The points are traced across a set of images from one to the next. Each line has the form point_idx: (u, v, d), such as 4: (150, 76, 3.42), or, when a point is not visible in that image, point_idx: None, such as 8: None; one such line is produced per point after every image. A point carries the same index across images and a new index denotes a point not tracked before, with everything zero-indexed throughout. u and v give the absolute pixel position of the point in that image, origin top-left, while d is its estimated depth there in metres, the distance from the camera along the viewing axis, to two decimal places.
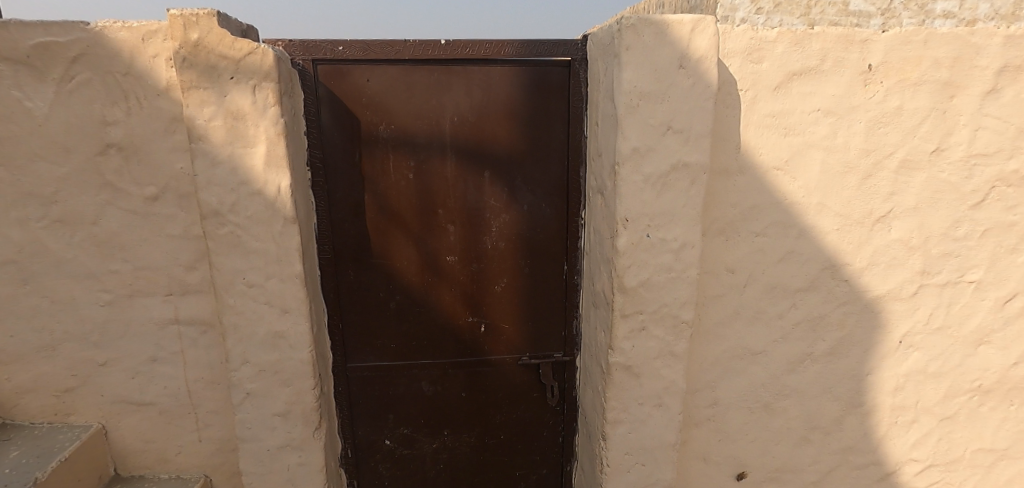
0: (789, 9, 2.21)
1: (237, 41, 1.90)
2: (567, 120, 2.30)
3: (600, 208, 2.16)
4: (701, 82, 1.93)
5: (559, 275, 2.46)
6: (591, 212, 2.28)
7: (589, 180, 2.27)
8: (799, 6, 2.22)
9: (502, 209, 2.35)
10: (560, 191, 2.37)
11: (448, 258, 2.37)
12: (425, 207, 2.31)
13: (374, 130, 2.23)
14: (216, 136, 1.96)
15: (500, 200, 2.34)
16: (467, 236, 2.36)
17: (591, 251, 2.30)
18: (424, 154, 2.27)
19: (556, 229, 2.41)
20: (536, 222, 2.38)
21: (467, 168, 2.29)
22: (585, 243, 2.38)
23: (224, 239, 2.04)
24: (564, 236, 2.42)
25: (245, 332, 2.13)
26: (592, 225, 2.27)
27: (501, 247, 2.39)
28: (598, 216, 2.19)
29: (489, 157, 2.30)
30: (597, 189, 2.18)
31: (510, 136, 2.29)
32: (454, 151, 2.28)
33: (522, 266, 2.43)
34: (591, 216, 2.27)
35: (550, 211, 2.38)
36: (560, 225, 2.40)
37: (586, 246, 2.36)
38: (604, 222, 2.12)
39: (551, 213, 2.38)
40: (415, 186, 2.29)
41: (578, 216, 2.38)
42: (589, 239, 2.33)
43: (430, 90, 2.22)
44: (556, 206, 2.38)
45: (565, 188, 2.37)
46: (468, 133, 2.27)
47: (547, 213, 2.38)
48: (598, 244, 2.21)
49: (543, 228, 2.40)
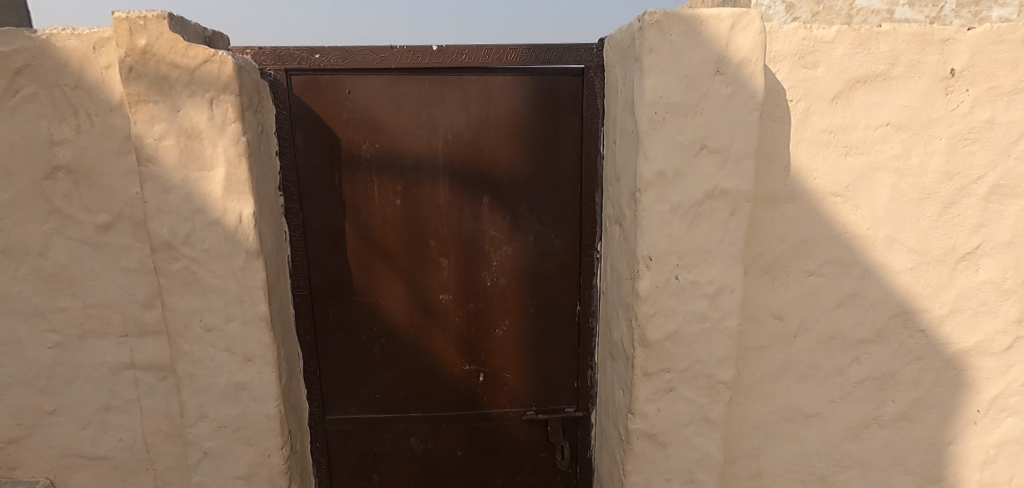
0: (828, 18, 1.93)
1: (191, 48, 1.62)
2: (579, 138, 1.98)
3: (619, 242, 1.81)
4: (744, 91, 1.56)
5: (570, 316, 2.13)
6: (608, 246, 1.94)
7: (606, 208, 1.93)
8: (838, 15, 1.93)
9: (503, 240, 2.03)
10: (571, 220, 2.04)
11: (441, 296, 2.06)
12: (414, 238, 2.01)
13: (356, 150, 1.94)
14: (167, 157, 1.68)
15: (502, 230, 2.02)
16: (463, 271, 2.04)
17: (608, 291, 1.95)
18: (413, 178, 1.97)
19: (566, 263, 2.08)
20: (543, 256, 2.06)
21: (463, 193, 1.98)
22: (602, 280, 2.04)
23: (177, 276, 1.76)
24: (576, 272, 2.09)
25: (203, 382, 1.84)
26: (609, 261, 1.93)
27: (503, 283, 2.07)
28: (616, 251, 1.84)
29: (489, 181, 1.98)
30: (616, 219, 1.83)
31: (513, 156, 1.98)
32: (448, 174, 1.97)
33: (527, 305, 2.10)
34: (608, 249, 1.93)
35: (558, 243, 2.06)
36: (571, 258, 2.08)
37: (603, 285, 2.02)
38: (624, 260, 1.77)
39: (561, 245, 2.06)
40: (403, 213, 1.99)
41: (592, 249, 2.05)
42: (606, 276, 1.99)
43: (420, 104, 1.93)
44: (566, 237, 2.05)
45: (577, 216, 2.04)
46: (464, 153, 1.96)
47: (555, 245, 2.06)
48: (616, 284, 1.85)
49: (551, 262, 2.07)
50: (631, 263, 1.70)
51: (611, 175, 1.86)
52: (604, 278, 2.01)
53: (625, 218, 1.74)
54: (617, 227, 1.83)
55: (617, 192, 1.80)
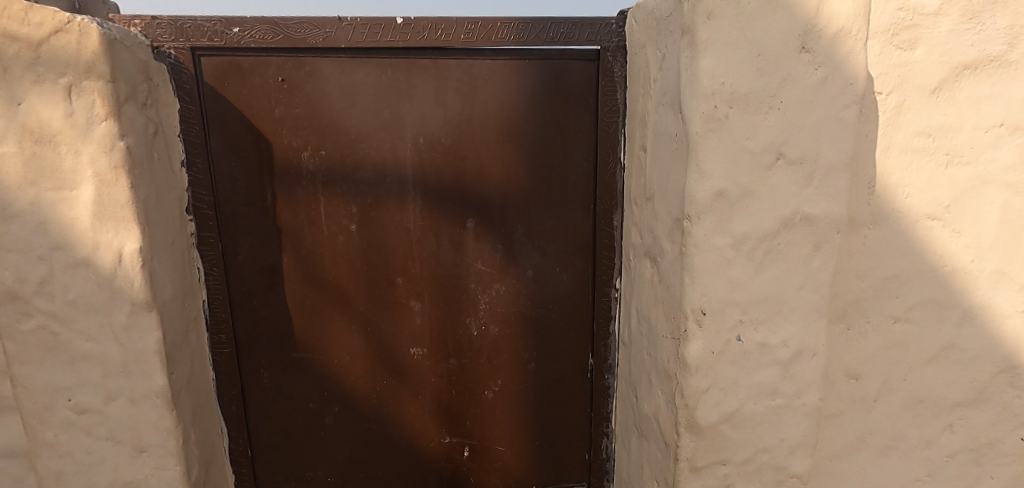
0: None
1: (33, 11, 1.10)
2: (593, 142, 1.51)
3: (654, 282, 1.34)
4: (839, 76, 1.09)
5: (580, 370, 1.65)
6: (634, 283, 1.47)
7: (632, 236, 1.47)
8: None
9: (493, 277, 1.55)
10: (580, 249, 1.57)
11: (412, 351, 1.57)
12: (376, 275, 1.51)
13: (294, 159, 1.43)
14: (5, 171, 1.13)
15: (492, 264, 1.54)
16: (441, 318, 1.56)
17: (635, 343, 1.48)
18: (373, 196, 1.47)
19: (575, 304, 1.61)
20: (545, 295, 1.59)
21: (440, 216, 1.49)
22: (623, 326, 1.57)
23: (29, 340, 1.22)
24: (588, 313, 1.62)
25: (76, 484, 1.31)
26: (636, 303, 1.46)
27: (495, 332, 1.59)
28: (650, 294, 1.37)
29: (475, 199, 1.50)
30: (649, 252, 1.36)
31: (507, 167, 1.49)
32: (420, 191, 1.48)
33: (524, 358, 1.62)
34: (636, 288, 1.47)
35: (565, 278, 1.58)
36: (582, 297, 1.61)
37: (624, 333, 1.56)
38: (662, 310, 1.30)
39: (568, 281, 1.59)
40: (360, 244, 1.49)
41: (609, 286, 1.58)
42: (630, 322, 1.52)
43: (381, 97, 1.43)
44: (575, 271, 1.59)
45: (590, 243, 1.57)
46: (441, 163, 1.47)
47: (561, 281, 1.59)
48: (650, 338, 1.38)
49: (556, 304, 1.60)
50: (674, 317, 1.23)
51: (642, 193, 1.39)
52: (627, 323, 1.54)
53: (663, 252, 1.27)
54: (650, 263, 1.35)
55: (652, 215, 1.33)
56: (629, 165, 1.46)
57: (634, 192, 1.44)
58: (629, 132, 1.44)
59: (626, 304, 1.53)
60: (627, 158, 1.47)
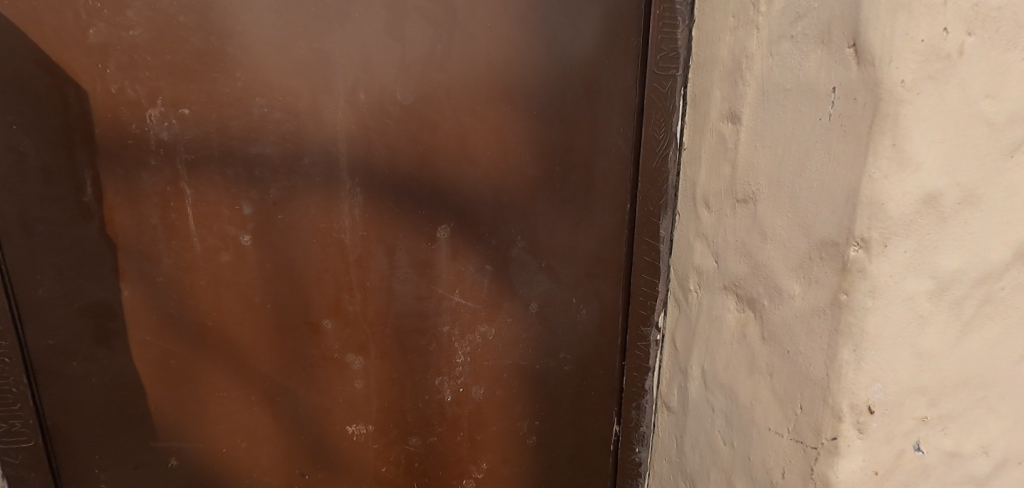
0: None
1: None
2: (634, 109, 0.99)
3: (749, 337, 0.84)
4: None
5: (600, 437, 1.18)
6: (697, 326, 0.98)
7: (696, 256, 0.96)
8: None
9: (477, 316, 1.02)
10: (608, 271, 1.08)
11: (351, 429, 1.02)
12: (289, 318, 0.94)
13: (137, 123, 0.82)
14: None
15: (477, 298, 1.01)
16: (396, 379, 1.02)
17: (693, 416, 1.00)
18: (280, 189, 0.88)
19: (595, 349, 1.12)
20: (555, 339, 1.08)
21: (397, 223, 0.94)
22: (664, 382, 1.09)
23: None
24: (617, 362, 1.14)
25: None
26: (704, 357, 0.96)
27: (480, 395, 1.08)
28: (741, 352, 0.86)
29: (453, 197, 0.95)
30: (739, 286, 0.86)
31: (503, 146, 0.95)
32: (362, 181, 0.91)
33: (521, 428, 1.13)
34: (700, 335, 0.97)
35: (584, 314, 1.08)
36: (606, 339, 1.12)
37: (671, 395, 1.07)
38: (769, 386, 0.80)
39: (589, 319, 1.09)
40: (261, 267, 0.90)
41: (647, 325, 1.08)
42: (686, 383, 1.02)
43: (293, 18, 0.83)
44: (599, 304, 1.09)
45: (622, 263, 1.08)
46: (396, 137, 0.90)
47: (579, 317, 1.08)
48: (729, 418, 0.90)
49: (569, 350, 1.10)
50: (802, 408, 0.73)
51: (724, 189, 0.87)
52: (676, 381, 1.05)
53: (778, 291, 0.75)
54: (740, 305, 0.86)
55: (747, 228, 0.82)
56: (695, 145, 0.93)
57: (703, 188, 0.93)
58: (695, 93, 0.92)
59: (678, 355, 1.04)
60: (690, 133, 0.94)
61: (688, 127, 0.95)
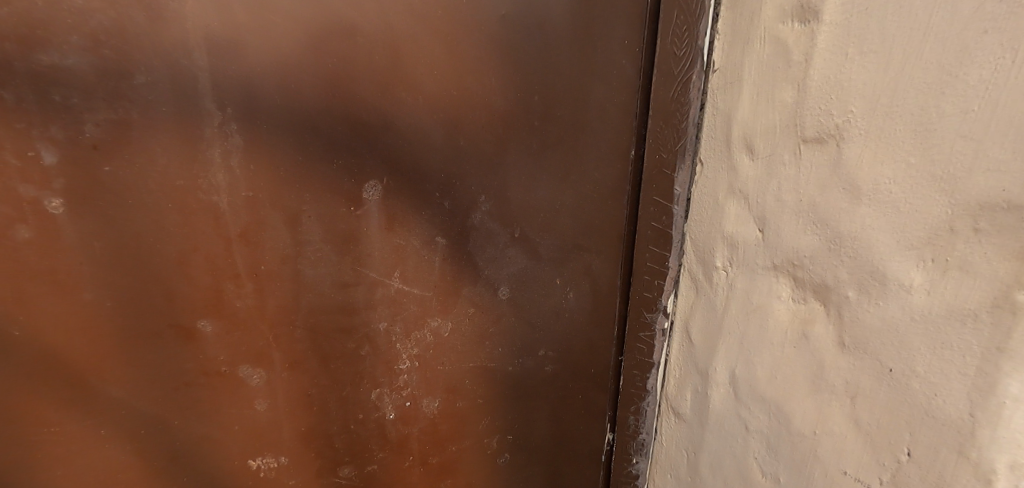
0: None
1: None
2: (647, 19, 0.71)
3: (816, 341, 0.60)
4: None
5: (590, 449, 0.94)
6: (725, 315, 0.73)
7: (726, 221, 0.70)
8: None
9: (427, 308, 0.73)
10: (603, 241, 0.80)
11: (255, 462, 0.72)
12: (143, 315, 0.62)
13: None
14: None
15: (425, 283, 0.72)
16: (315, 397, 0.71)
17: (716, 430, 0.76)
18: (102, 124, 0.57)
19: (585, 343, 0.86)
20: (533, 332, 0.81)
21: (298, 177, 0.64)
22: (672, 382, 0.84)
23: None
24: (613, 358, 0.89)
25: None
26: (736, 357, 0.72)
27: (436, 409, 0.79)
28: (797, 360, 0.62)
29: (384, 139, 0.66)
30: (801, 264, 0.60)
31: (457, 65, 0.67)
32: (236, 112, 0.60)
33: (489, 446, 0.85)
34: (727, 326, 0.73)
35: (571, 298, 0.82)
36: (598, 330, 0.86)
37: (681, 398, 0.83)
38: (857, 409, 0.56)
39: (578, 304, 0.82)
40: (90, 241, 0.59)
41: (653, 311, 0.83)
42: (705, 387, 0.78)
43: None
44: (591, 285, 0.82)
45: (621, 229, 0.81)
46: (289, 44, 0.61)
47: (565, 303, 0.81)
48: (772, 442, 0.67)
49: (551, 345, 0.83)
50: (913, 457, 0.50)
51: (780, 126, 0.60)
52: (689, 382, 0.81)
53: (878, 281, 0.51)
54: (798, 294, 0.62)
55: (822, 183, 0.56)
56: (736, 63, 0.66)
57: (743, 125, 0.66)
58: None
59: (693, 350, 0.80)
60: (726, 47, 0.68)
61: (724, 36, 0.68)
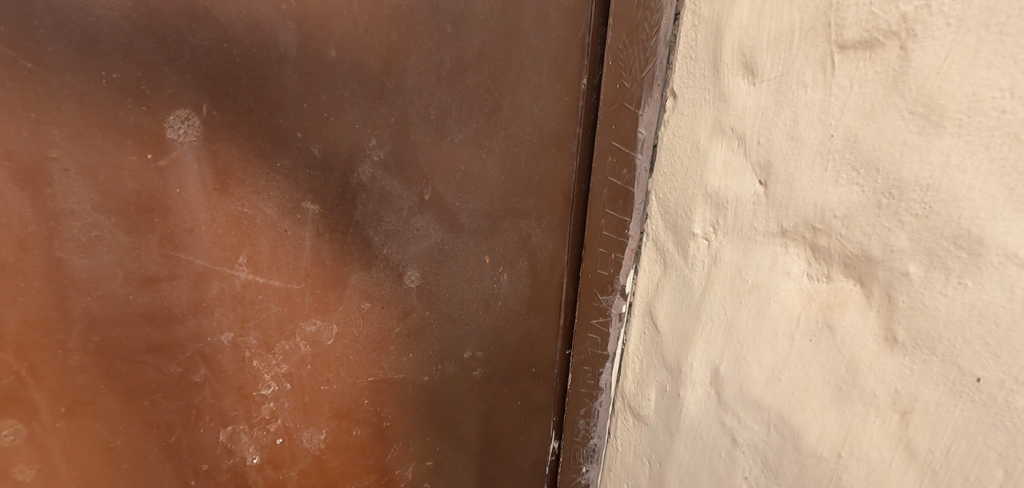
0: None
1: None
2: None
3: (845, 336, 0.42)
4: None
5: (534, 475, 0.71)
6: (705, 297, 0.52)
7: (711, 168, 0.50)
8: None
9: (295, 307, 0.49)
10: (546, 203, 0.57)
11: None
12: None
13: None
14: None
15: (290, 272, 0.48)
16: (122, 451, 0.46)
17: (690, 442, 0.55)
18: None
19: (527, 343, 0.63)
20: (455, 330, 0.58)
21: (25, 99, 0.38)
22: (629, 377, 0.64)
23: None
24: (557, 352, 0.65)
25: None
26: (721, 353, 0.51)
27: (322, 443, 0.55)
28: (814, 359, 0.44)
29: (194, 40, 0.41)
30: (828, 227, 0.41)
31: None
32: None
33: (401, 481, 0.61)
34: (708, 312, 0.52)
35: (506, 284, 0.59)
36: (541, 320, 0.63)
37: (641, 398, 0.62)
38: (926, 426, 0.38)
39: (513, 290, 0.59)
40: None
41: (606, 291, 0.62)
42: (675, 385, 0.57)
43: None
44: (530, 264, 0.59)
45: (570, 187, 0.58)
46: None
47: (497, 289, 0.59)
48: (770, 464, 0.48)
49: (482, 344, 0.60)
50: None
51: (798, 33, 0.40)
52: (653, 379, 0.60)
53: (963, 251, 0.34)
54: (817, 270, 0.43)
55: (870, 106, 0.37)
56: None
57: (740, 33, 0.45)
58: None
59: (658, 341, 0.59)
60: None
61: None
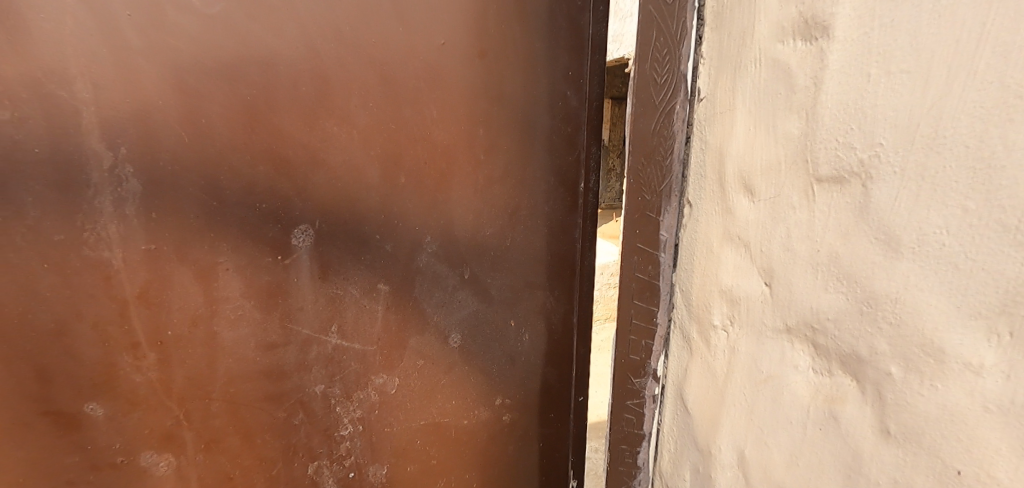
0: None
1: None
2: (593, 46, 0.70)
3: (848, 426, 0.46)
4: None
5: None
6: (728, 383, 0.58)
7: (727, 270, 0.57)
8: None
9: (369, 364, 0.67)
10: (555, 276, 0.77)
11: None
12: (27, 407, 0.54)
13: None
14: None
15: (367, 337, 0.66)
16: (238, 479, 0.64)
17: None
18: None
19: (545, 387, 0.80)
20: (488, 380, 0.75)
21: (209, 225, 0.57)
22: (666, 456, 0.69)
23: None
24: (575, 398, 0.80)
25: None
26: (745, 436, 0.56)
27: (383, 476, 0.72)
28: (824, 446, 0.48)
29: (314, 180, 0.60)
30: (824, 328, 0.47)
31: (392, 102, 0.62)
32: (131, 154, 0.53)
33: None
34: (731, 398, 0.58)
35: (527, 341, 0.77)
36: (553, 369, 0.80)
37: (677, 477, 0.67)
38: None
39: (533, 345, 0.77)
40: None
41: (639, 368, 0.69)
42: (706, 466, 0.62)
43: None
44: (545, 325, 0.78)
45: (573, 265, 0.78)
46: (195, 78, 0.54)
47: (520, 347, 0.77)
48: None
49: (507, 391, 0.77)
50: None
51: (785, 164, 0.48)
52: (686, 459, 0.65)
53: (931, 357, 0.39)
54: (820, 365, 0.48)
55: (846, 230, 0.44)
56: (727, 91, 0.53)
57: (739, 160, 0.53)
58: (720, 4, 0.54)
59: (690, 421, 0.64)
60: (712, 72, 0.55)
61: (710, 59, 0.56)
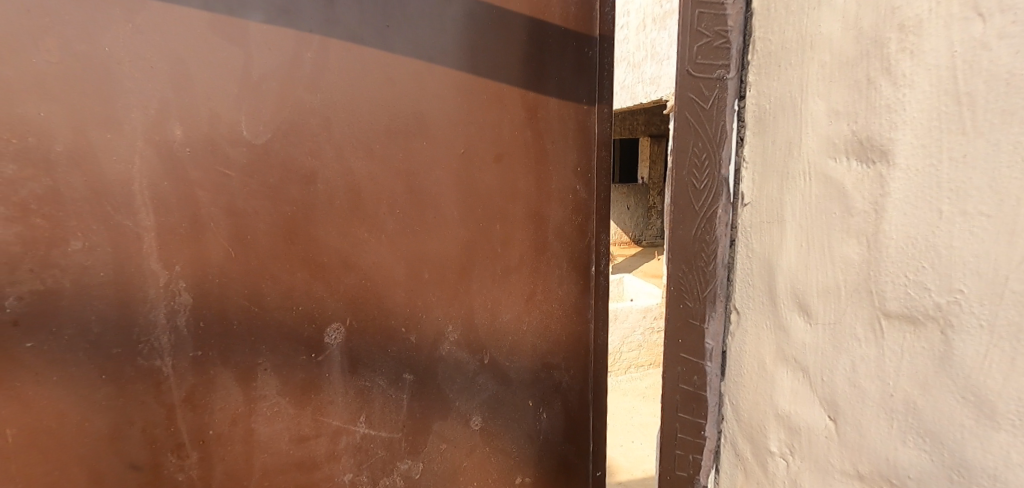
0: None
1: None
2: (598, 142, 0.71)
3: None
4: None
5: None
6: None
7: (780, 394, 0.49)
8: None
9: (396, 450, 0.64)
10: (572, 356, 0.74)
11: None
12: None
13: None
14: None
15: (392, 424, 0.63)
16: None
17: None
18: (28, 296, 0.47)
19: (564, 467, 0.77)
20: (509, 459, 0.72)
21: (252, 330, 0.55)
22: None
23: None
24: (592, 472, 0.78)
25: None
26: None
27: None
28: None
29: (346, 280, 0.58)
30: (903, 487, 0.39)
31: (419, 211, 0.61)
32: (188, 274, 0.52)
33: None
34: None
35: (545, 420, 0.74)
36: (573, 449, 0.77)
37: None
38: None
39: (551, 425, 0.74)
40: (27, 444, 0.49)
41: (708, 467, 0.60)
42: None
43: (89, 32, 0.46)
44: (562, 404, 0.75)
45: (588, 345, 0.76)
46: (245, 200, 0.53)
47: (538, 424, 0.73)
48: None
49: (526, 470, 0.74)
50: None
51: (844, 291, 0.42)
52: None
53: None
54: None
55: (923, 379, 0.37)
56: (773, 201, 0.48)
57: (792, 276, 0.46)
58: (761, 108, 0.49)
59: None
60: (757, 177, 0.50)
61: (754, 165, 0.50)
